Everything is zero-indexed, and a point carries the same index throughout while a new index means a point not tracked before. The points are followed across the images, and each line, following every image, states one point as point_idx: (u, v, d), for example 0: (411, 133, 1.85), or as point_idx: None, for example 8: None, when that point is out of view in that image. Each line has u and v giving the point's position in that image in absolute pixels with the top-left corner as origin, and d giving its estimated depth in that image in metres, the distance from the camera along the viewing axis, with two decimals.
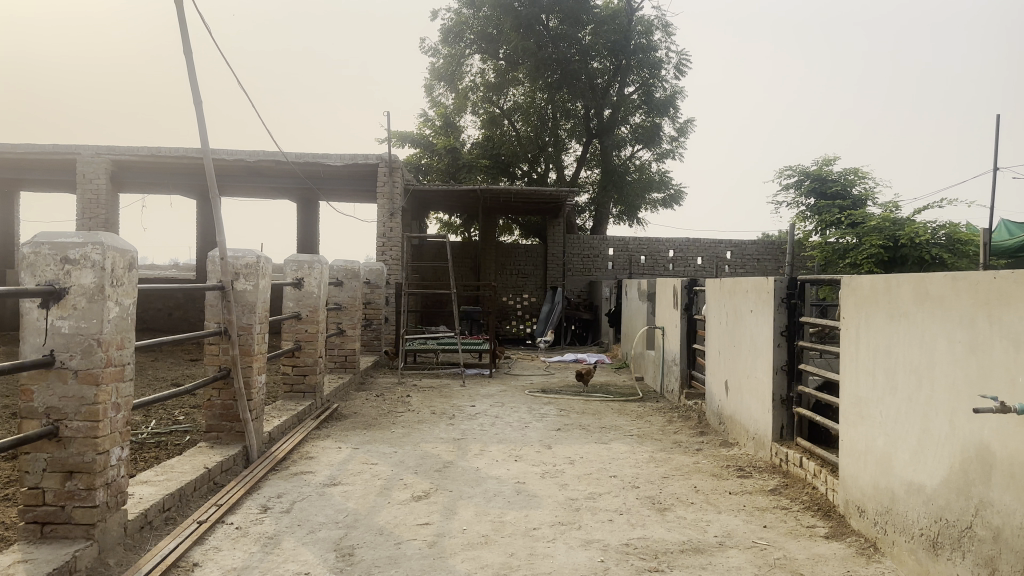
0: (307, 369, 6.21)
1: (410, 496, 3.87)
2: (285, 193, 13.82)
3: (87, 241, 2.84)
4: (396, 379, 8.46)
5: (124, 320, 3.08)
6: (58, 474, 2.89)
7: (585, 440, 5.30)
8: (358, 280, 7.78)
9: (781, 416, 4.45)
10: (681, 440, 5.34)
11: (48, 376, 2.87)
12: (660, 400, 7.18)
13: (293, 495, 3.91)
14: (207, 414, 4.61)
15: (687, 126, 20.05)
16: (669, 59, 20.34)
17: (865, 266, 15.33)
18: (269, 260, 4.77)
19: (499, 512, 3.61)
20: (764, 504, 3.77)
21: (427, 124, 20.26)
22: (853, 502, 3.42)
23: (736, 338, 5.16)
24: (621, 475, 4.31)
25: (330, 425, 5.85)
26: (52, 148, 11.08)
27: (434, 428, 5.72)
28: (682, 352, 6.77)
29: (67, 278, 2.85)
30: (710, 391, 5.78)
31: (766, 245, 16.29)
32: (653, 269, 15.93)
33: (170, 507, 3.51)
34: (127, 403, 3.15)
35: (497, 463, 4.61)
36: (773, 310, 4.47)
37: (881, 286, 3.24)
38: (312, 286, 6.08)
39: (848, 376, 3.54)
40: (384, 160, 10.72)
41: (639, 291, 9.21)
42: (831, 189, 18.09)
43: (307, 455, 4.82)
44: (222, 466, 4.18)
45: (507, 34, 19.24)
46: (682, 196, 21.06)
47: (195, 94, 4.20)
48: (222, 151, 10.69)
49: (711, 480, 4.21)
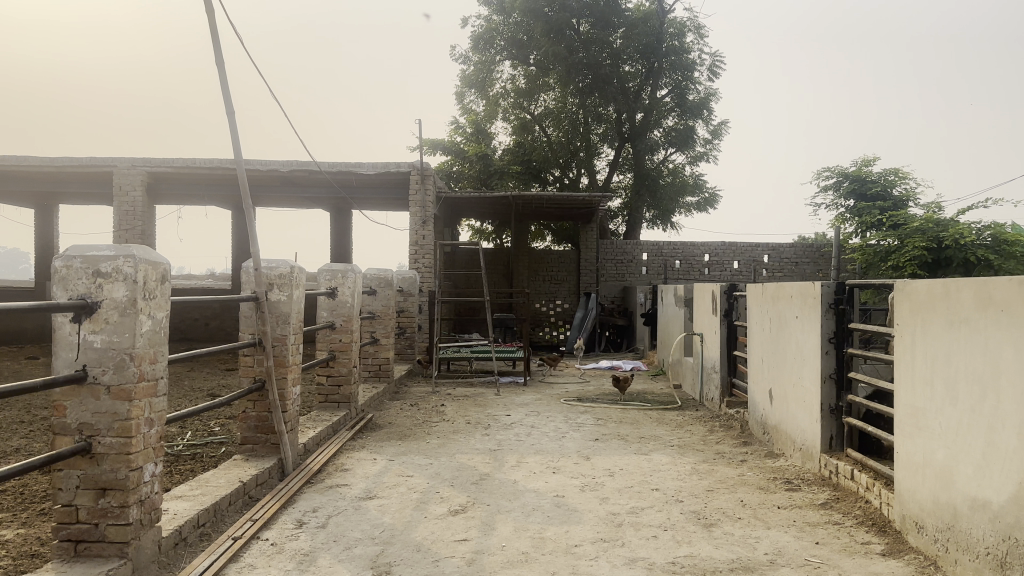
0: (342, 379, 6.16)
1: (447, 511, 3.78)
2: (318, 202, 13.86)
3: (119, 253, 2.79)
4: (430, 388, 8.38)
5: (157, 333, 3.03)
6: (92, 491, 2.84)
7: (625, 451, 5.17)
8: (391, 288, 7.79)
9: (830, 426, 4.29)
10: (724, 450, 5.20)
11: (80, 392, 2.82)
12: (700, 408, 7.03)
13: (328, 509, 3.83)
14: (243, 426, 4.56)
15: (721, 128, 19.78)
16: (702, 61, 20.11)
17: (908, 269, 15.00)
18: (303, 270, 4.72)
19: (539, 528, 3.50)
20: (815, 519, 3.61)
21: (459, 131, 20.23)
22: (911, 517, 3.26)
23: (781, 344, 5.00)
24: (664, 488, 4.18)
25: (365, 435, 5.79)
26: (90, 161, 11.21)
27: (470, 439, 5.63)
28: (723, 359, 6.61)
29: (99, 292, 2.81)
30: (754, 400, 5.62)
31: (804, 248, 16.00)
32: (689, 274, 15.75)
33: (204, 523, 3.45)
34: (160, 418, 3.10)
35: (536, 475, 4.50)
36: (819, 316, 4.32)
37: (938, 291, 3.10)
38: (346, 295, 6.02)
39: (903, 386, 3.38)
40: (417, 167, 10.70)
41: (676, 297, 9.05)
42: (871, 191, 17.72)
43: (342, 467, 4.75)
44: (258, 480, 4.13)
45: (537, 39, 19.13)
46: (717, 199, 20.80)
47: (228, 104, 4.16)
48: (255, 161, 10.73)
49: (758, 494, 4.06)
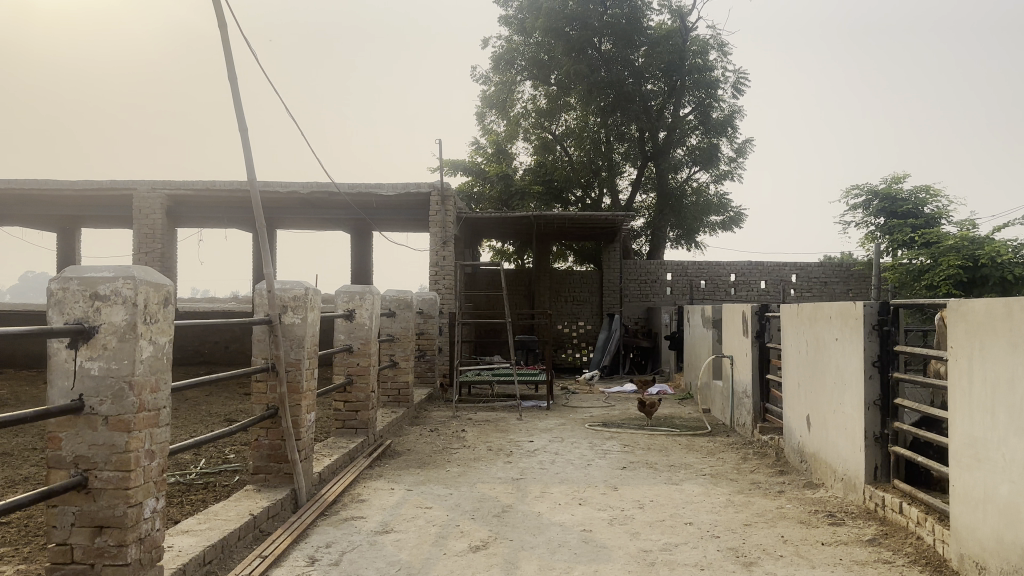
0: (359, 405, 5.96)
1: (467, 547, 3.56)
2: (338, 224, 13.76)
3: (118, 274, 2.63)
4: (451, 413, 8.17)
5: (160, 359, 2.85)
6: (88, 528, 2.65)
7: (654, 481, 4.92)
8: (411, 310, 7.66)
9: (875, 455, 4.03)
10: (759, 480, 4.93)
11: (76, 423, 2.65)
12: (731, 434, 6.77)
13: (342, 545, 3.63)
14: (255, 455, 4.36)
15: (745, 146, 19.52)
16: (726, 79, 19.89)
17: (943, 288, 14.61)
18: (319, 292, 4.54)
19: (566, 566, 3.27)
20: (865, 557, 3.35)
21: (479, 152, 20.13)
22: (970, 557, 2.99)
23: (819, 368, 4.74)
24: (697, 522, 3.93)
25: (383, 463, 5.58)
26: (109, 184, 11.16)
27: (492, 467, 5.40)
28: (755, 384, 6.35)
29: (97, 315, 2.64)
30: (789, 426, 5.37)
31: (834, 267, 15.66)
32: (714, 294, 15.44)
33: (211, 560, 3.24)
34: (162, 451, 2.90)
35: (560, 507, 4.27)
36: (862, 337, 4.06)
37: (999, 311, 2.85)
38: (364, 317, 5.84)
39: (961, 414, 3.12)
40: (437, 188, 10.56)
41: (703, 318, 8.80)
42: (902, 209, 17.34)
43: (358, 498, 4.54)
44: (270, 512, 3.93)
45: (559, 58, 19.00)
46: (743, 218, 20.51)
47: (240, 120, 4.01)
48: (275, 182, 10.64)
49: (800, 528, 3.80)
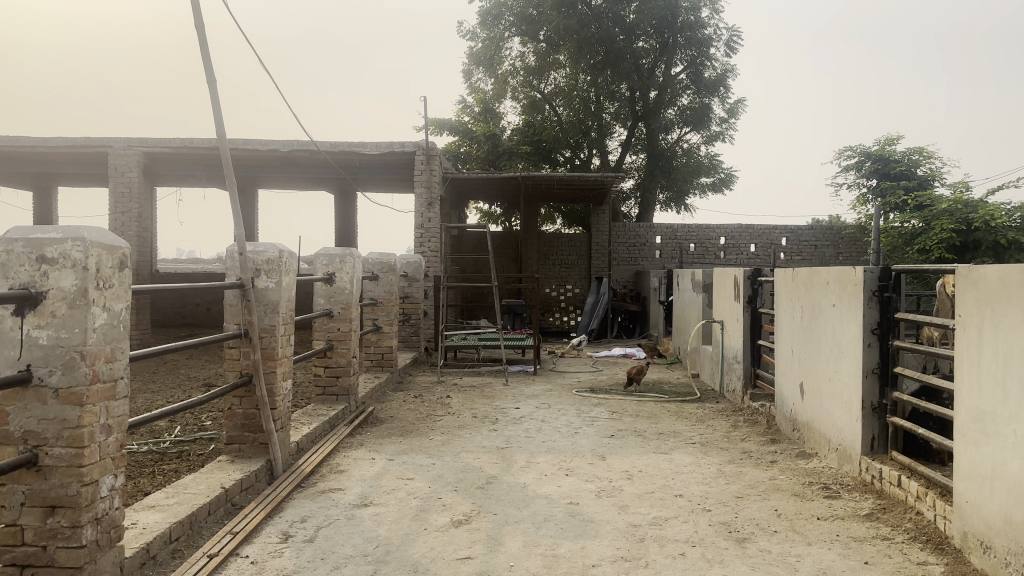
0: (340, 370, 5.78)
1: (449, 521, 3.40)
2: (321, 183, 13.45)
3: (66, 236, 2.42)
4: (435, 378, 8.01)
5: (116, 328, 2.66)
6: (39, 509, 2.47)
7: (642, 450, 4.77)
8: (394, 273, 7.44)
9: (872, 426, 3.89)
10: (751, 449, 4.80)
11: (24, 396, 2.45)
12: (721, 401, 6.64)
13: (318, 519, 3.47)
14: (228, 424, 4.18)
15: (737, 106, 19.24)
16: (719, 36, 19.53)
17: (936, 253, 14.52)
18: (293, 255, 4.32)
19: (552, 543, 3.12)
20: (862, 533, 3.22)
21: (466, 111, 19.76)
22: (975, 535, 2.85)
23: (815, 335, 4.59)
24: (688, 494, 3.80)
25: (364, 431, 5.42)
26: (84, 141, 10.81)
27: (475, 435, 5.24)
28: (746, 349, 6.20)
29: (44, 280, 2.43)
30: (782, 394, 5.22)
31: (824, 231, 15.52)
32: (704, 257, 15.31)
33: (178, 538, 3.07)
34: (121, 425, 2.72)
35: (546, 478, 4.12)
36: (862, 304, 3.90)
37: (1014, 278, 2.68)
38: (344, 280, 5.61)
39: (969, 387, 2.96)
40: (421, 147, 10.29)
41: (693, 282, 8.65)
42: (895, 170, 17.18)
43: (337, 468, 4.38)
44: (243, 485, 3.76)
45: (547, 15, 18.57)
46: (733, 179, 20.33)
47: (207, 69, 3.75)
48: (254, 140, 10.32)
49: (794, 502, 3.67)
